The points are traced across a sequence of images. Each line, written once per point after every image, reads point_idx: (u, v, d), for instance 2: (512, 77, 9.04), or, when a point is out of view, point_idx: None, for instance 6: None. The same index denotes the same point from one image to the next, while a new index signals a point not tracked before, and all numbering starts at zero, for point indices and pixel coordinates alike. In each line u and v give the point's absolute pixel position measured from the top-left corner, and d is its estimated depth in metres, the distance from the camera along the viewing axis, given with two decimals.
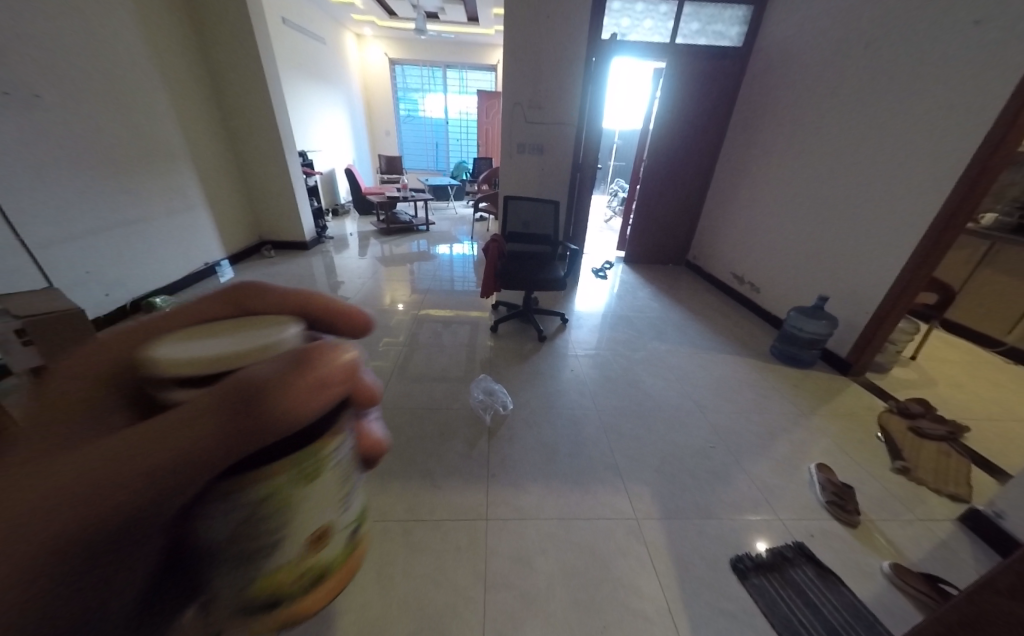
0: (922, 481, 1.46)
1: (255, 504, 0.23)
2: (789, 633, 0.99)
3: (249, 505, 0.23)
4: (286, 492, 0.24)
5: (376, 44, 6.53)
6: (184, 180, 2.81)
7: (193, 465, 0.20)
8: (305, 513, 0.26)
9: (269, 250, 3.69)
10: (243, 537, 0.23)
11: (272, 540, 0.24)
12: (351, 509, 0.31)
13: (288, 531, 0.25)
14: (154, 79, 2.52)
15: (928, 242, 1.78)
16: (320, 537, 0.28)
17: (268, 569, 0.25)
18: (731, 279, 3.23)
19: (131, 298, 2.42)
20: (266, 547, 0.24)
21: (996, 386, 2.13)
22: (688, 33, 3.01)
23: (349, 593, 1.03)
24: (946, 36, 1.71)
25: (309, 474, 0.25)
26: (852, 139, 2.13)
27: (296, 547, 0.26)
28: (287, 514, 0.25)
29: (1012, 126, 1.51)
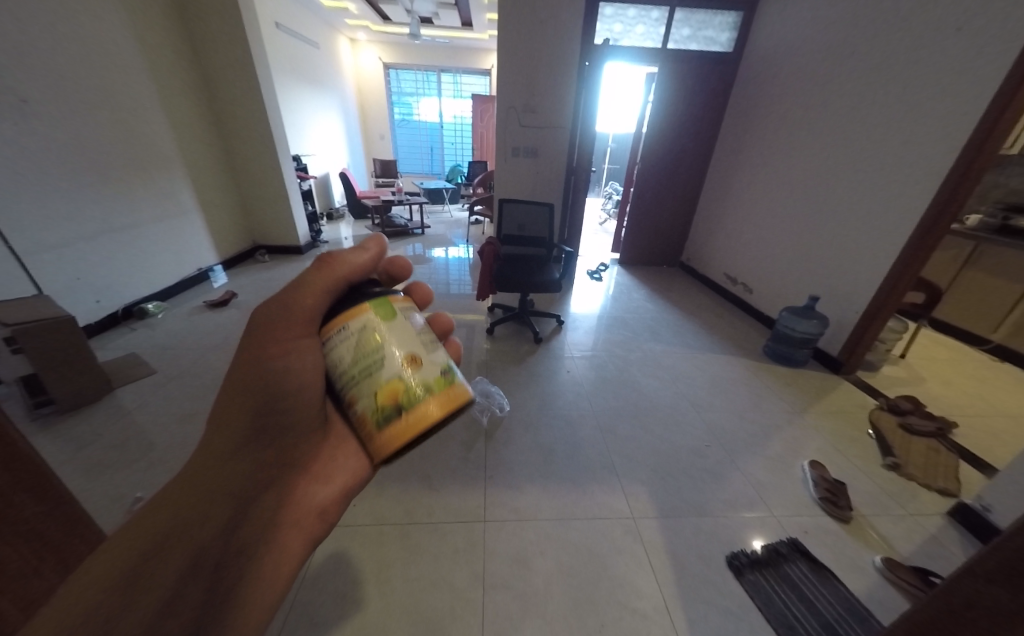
0: (912, 477, 1.49)
1: (356, 332, 0.51)
2: (784, 628, 1.00)
3: (352, 332, 0.52)
4: (369, 328, 0.52)
5: (370, 48, 6.55)
6: (177, 185, 2.80)
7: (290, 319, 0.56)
8: (388, 345, 0.51)
9: (263, 254, 3.67)
10: (358, 352, 0.51)
11: (374, 357, 0.50)
12: (432, 359, 0.53)
13: (380, 353, 0.51)
14: (145, 83, 2.50)
15: (915, 242, 1.81)
16: (406, 363, 0.51)
17: (381, 376, 0.49)
18: (724, 280, 3.26)
19: (123, 304, 2.40)
20: (373, 363, 0.50)
21: (984, 383, 2.17)
22: (679, 38, 3.06)
23: (346, 597, 1.03)
24: (927, 41, 1.76)
25: (381, 322, 0.52)
26: (840, 142, 2.18)
27: (391, 366, 0.50)
28: (376, 343, 0.51)
29: (993, 128, 1.54)
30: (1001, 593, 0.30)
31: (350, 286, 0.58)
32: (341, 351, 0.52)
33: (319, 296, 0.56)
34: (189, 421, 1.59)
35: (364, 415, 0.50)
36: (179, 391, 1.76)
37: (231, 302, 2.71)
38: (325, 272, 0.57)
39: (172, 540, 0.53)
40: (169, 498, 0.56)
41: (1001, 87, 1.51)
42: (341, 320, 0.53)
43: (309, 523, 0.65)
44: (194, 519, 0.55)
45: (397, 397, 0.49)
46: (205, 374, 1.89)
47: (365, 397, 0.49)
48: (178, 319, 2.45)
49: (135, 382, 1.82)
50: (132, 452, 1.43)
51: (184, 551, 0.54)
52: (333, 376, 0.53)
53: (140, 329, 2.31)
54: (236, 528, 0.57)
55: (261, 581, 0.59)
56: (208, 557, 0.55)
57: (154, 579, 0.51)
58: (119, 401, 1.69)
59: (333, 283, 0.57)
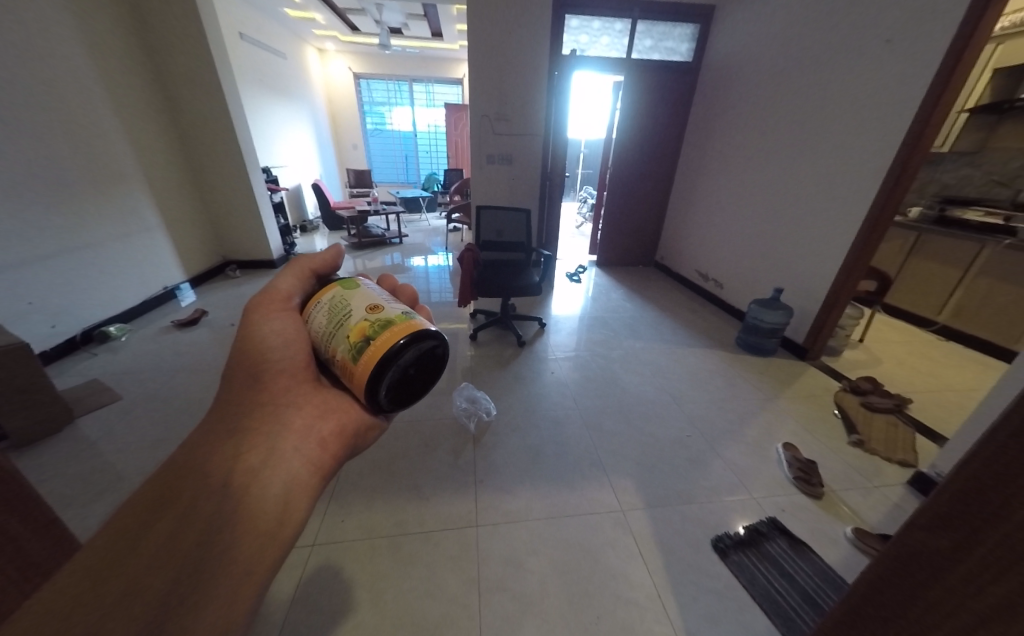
0: (875, 451, 1.60)
1: (327, 301, 0.62)
2: (768, 602, 1.05)
3: (325, 300, 0.63)
4: (337, 294, 0.62)
5: (339, 58, 6.48)
6: (138, 201, 2.68)
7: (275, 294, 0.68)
8: (353, 299, 0.60)
9: (234, 270, 3.54)
10: (332, 312, 0.60)
11: (343, 312, 0.59)
12: (394, 306, 0.60)
13: (348, 307, 0.59)
14: (99, 95, 2.39)
15: (863, 235, 1.96)
16: (370, 309, 0.58)
17: (351, 322, 0.57)
18: (696, 277, 3.40)
19: (81, 328, 2.26)
20: (343, 317, 0.59)
21: (933, 362, 2.35)
22: (642, 48, 3.20)
23: (338, 613, 1.01)
24: (864, 52, 1.91)
25: (346, 288, 0.62)
26: (794, 144, 2.33)
27: (357, 313, 0.58)
28: (344, 302, 0.61)
29: (924, 128, 1.69)
30: (941, 543, 0.32)
31: (319, 275, 0.72)
32: (319, 317, 0.62)
33: (287, 279, 0.69)
34: (162, 446, 1.52)
35: (344, 359, 0.56)
36: (149, 416, 1.68)
37: (201, 320, 2.61)
38: (294, 265, 0.71)
39: (175, 485, 0.52)
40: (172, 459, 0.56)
41: (928, 92, 1.66)
42: (318, 296, 0.65)
43: (314, 463, 0.61)
44: (195, 463, 0.55)
45: (364, 333, 0.55)
46: (177, 396, 1.81)
47: (341, 343, 0.57)
48: (143, 341, 2.33)
49: (99, 410, 1.72)
50: (100, 483, 1.35)
51: (189, 488, 0.52)
52: (317, 339, 0.62)
53: (102, 353, 2.18)
54: (237, 461, 0.56)
55: (273, 511, 0.54)
56: (209, 488, 0.52)
57: (160, 519, 0.49)
58: (82, 431, 1.59)
59: (304, 274, 0.71)
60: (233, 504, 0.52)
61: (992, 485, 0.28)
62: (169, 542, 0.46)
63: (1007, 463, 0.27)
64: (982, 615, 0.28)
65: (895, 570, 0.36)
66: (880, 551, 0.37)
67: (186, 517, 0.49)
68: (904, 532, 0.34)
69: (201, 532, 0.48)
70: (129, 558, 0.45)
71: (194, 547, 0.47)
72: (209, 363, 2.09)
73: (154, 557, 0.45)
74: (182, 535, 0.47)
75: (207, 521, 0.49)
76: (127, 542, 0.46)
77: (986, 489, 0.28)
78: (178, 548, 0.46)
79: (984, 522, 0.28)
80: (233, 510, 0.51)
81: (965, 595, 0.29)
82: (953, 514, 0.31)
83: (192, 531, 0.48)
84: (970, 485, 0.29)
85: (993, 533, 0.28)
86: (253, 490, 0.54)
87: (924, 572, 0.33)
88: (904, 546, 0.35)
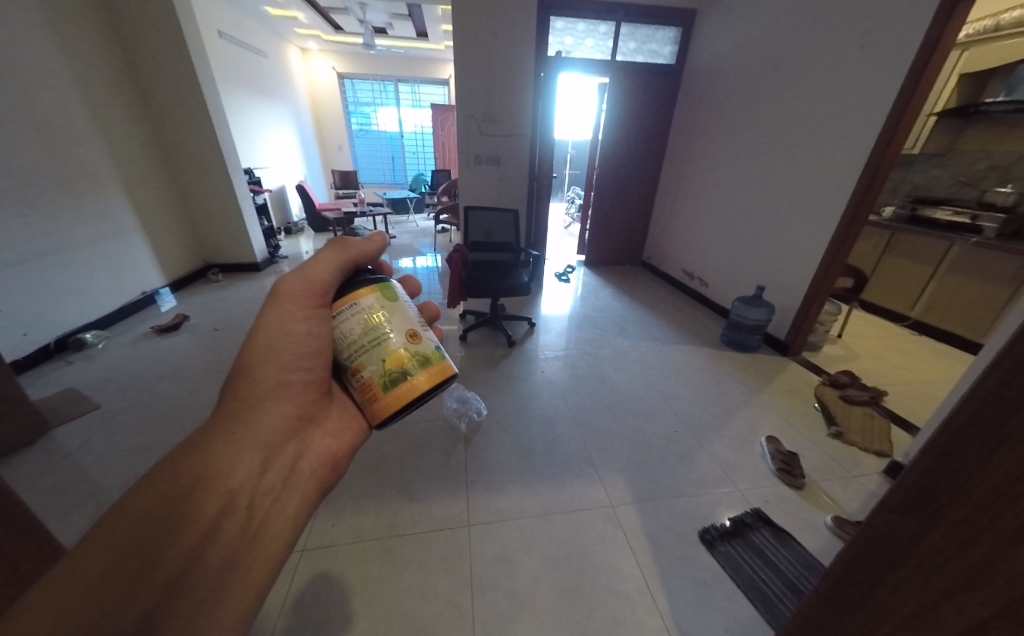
0: (853, 442, 1.66)
1: (366, 309, 0.59)
2: (753, 591, 1.08)
3: (363, 305, 0.59)
4: (377, 305, 0.60)
5: (322, 58, 6.39)
6: (115, 202, 2.59)
7: (314, 281, 0.63)
8: (394, 318, 0.59)
9: (216, 273, 3.46)
10: (368, 323, 0.58)
11: (382, 330, 0.58)
12: (428, 338, 0.62)
13: (387, 327, 0.58)
14: (72, 93, 2.31)
15: (840, 233, 2.03)
16: (409, 336, 0.59)
17: (389, 345, 0.58)
18: (682, 276, 3.46)
19: (56, 336, 2.18)
20: (380, 335, 0.58)
21: (906, 355, 2.45)
22: (626, 51, 3.25)
23: (329, 617, 1.00)
24: (838, 57, 1.98)
25: (387, 299, 0.61)
26: (773, 146, 2.40)
27: (397, 337, 0.58)
28: (382, 316, 0.59)
29: (895, 130, 1.76)
30: (907, 522, 0.33)
31: (357, 269, 0.67)
32: (351, 322, 0.58)
33: (333, 273, 0.64)
34: (143, 455, 1.48)
35: (373, 383, 0.57)
36: (128, 424, 1.63)
37: (183, 325, 2.54)
38: (339, 252, 0.66)
39: (197, 491, 0.50)
40: (186, 458, 0.52)
41: (897, 96, 1.73)
42: (352, 294, 0.60)
43: (321, 481, 0.65)
44: (221, 471, 0.53)
45: (402, 365, 0.57)
46: (158, 403, 1.76)
47: (373, 364, 0.57)
48: (122, 347, 2.26)
49: (76, 419, 1.66)
50: (78, 494, 1.31)
51: (213, 498, 0.51)
52: (341, 344, 0.59)
53: (77, 361, 2.11)
54: (260, 475, 0.57)
55: (286, 529, 0.57)
56: (235, 503, 0.53)
57: (182, 530, 0.48)
58: (57, 441, 1.53)
59: (345, 265, 0.66)
60: (255, 523, 0.54)
61: (957, 464, 0.29)
62: (197, 559, 0.47)
63: (972, 445, 0.28)
64: (950, 586, 0.30)
65: (867, 550, 0.37)
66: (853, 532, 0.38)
67: (212, 534, 0.50)
68: (874, 512, 0.36)
69: (227, 552, 0.50)
70: (152, 573, 0.44)
71: (221, 566, 0.49)
72: (192, 369, 2.04)
73: (180, 574, 0.46)
74: (208, 553, 0.49)
75: (230, 541, 0.51)
76: (146, 555, 0.44)
77: (954, 469, 0.29)
78: (204, 565, 0.48)
79: (950, 499, 0.30)
80: (254, 529, 0.54)
81: (933, 568, 0.31)
82: (919, 494, 0.32)
83: (217, 550, 0.50)
84: (935, 465, 0.31)
85: (958, 510, 0.29)
86: (271, 508, 0.57)
87: (894, 555, 0.34)
88: (875, 528, 0.36)
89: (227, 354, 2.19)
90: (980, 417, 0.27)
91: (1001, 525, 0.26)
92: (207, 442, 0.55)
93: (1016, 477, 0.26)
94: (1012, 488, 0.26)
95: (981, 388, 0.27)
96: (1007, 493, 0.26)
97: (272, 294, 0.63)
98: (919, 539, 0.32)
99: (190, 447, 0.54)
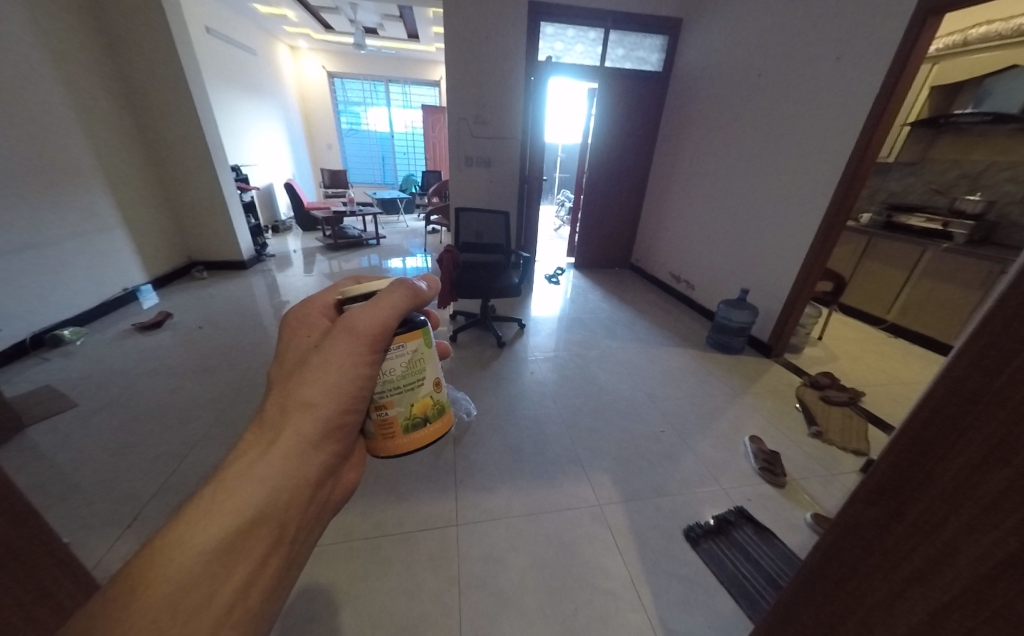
0: (832, 442, 1.71)
1: (411, 353, 0.61)
2: (735, 586, 1.11)
3: (407, 349, 0.60)
4: (418, 351, 0.61)
5: (312, 56, 6.33)
6: (96, 198, 2.53)
7: (385, 319, 0.60)
8: (428, 367, 0.63)
9: (200, 271, 3.39)
10: (409, 367, 0.61)
11: (417, 376, 0.62)
12: (448, 385, 0.69)
13: (422, 374, 0.63)
14: (52, 85, 2.24)
15: (819, 238, 2.09)
16: (436, 385, 0.65)
17: (419, 392, 0.63)
18: (669, 279, 3.52)
19: (32, 331, 2.12)
20: (416, 381, 0.62)
21: (882, 357, 2.54)
22: (615, 57, 3.31)
23: (315, 617, 0.99)
24: (817, 69, 2.06)
25: (427, 346, 0.63)
26: (757, 153, 2.47)
27: (427, 385, 0.63)
28: (422, 361, 0.63)
29: (871, 140, 1.83)
30: (876, 511, 0.35)
31: (421, 313, 0.65)
32: (391, 363, 0.60)
33: (401, 316, 0.62)
34: (124, 454, 1.44)
35: (396, 424, 0.62)
36: (107, 423, 1.59)
37: (166, 323, 2.48)
38: (409, 295, 0.64)
39: (252, 530, 0.48)
40: (242, 491, 0.49)
41: (873, 106, 1.80)
42: (401, 334, 0.60)
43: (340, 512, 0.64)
44: (275, 508, 0.51)
45: (425, 412, 0.63)
46: (139, 402, 1.72)
47: (402, 406, 0.61)
48: (101, 344, 2.19)
49: (52, 417, 1.61)
50: (54, 493, 1.27)
51: (265, 537, 0.49)
52: (378, 382, 0.60)
53: (54, 358, 2.04)
54: (304, 511, 0.55)
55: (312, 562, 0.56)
56: (282, 540, 0.51)
57: (232, 568, 0.46)
58: (32, 439, 1.49)
59: (410, 307, 0.64)
60: (292, 557, 0.53)
61: (921, 455, 0.31)
62: (244, 596, 0.46)
63: (935, 435, 0.30)
64: (919, 569, 0.32)
65: (840, 541, 0.39)
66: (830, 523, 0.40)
67: (259, 571, 0.48)
68: (847, 503, 0.37)
69: (268, 589, 0.48)
70: (203, 612, 0.42)
71: (261, 605, 0.47)
72: (174, 368, 1.99)
73: (228, 613, 0.44)
74: (253, 589, 0.47)
75: (272, 577, 0.49)
76: (199, 596, 0.43)
77: (921, 461, 0.31)
78: (248, 604, 0.46)
79: (915, 489, 0.31)
80: (290, 563, 0.52)
81: (902, 555, 0.33)
82: (887, 485, 0.34)
83: (261, 586, 0.48)
84: (903, 455, 0.32)
85: (922, 499, 0.31)
86: (305, 541, 0.55)
87: (865, 544, 0.36)
88: (847, 518, 0.38)
89: (211, 352, 2.15)
90: (943, 409, 0.29)
91: (972, 513, 0.27)
92: (263, 476, 0.51)
93: (974, 467, 0.27)
94: (971, 477, 0.27)
95: (942, 379, 0.29)
96: (967, 481, 0.28)
97: (340, 324, 0.59)
98: (888, 526, 0.34)
99: (243, 477, 0.50)
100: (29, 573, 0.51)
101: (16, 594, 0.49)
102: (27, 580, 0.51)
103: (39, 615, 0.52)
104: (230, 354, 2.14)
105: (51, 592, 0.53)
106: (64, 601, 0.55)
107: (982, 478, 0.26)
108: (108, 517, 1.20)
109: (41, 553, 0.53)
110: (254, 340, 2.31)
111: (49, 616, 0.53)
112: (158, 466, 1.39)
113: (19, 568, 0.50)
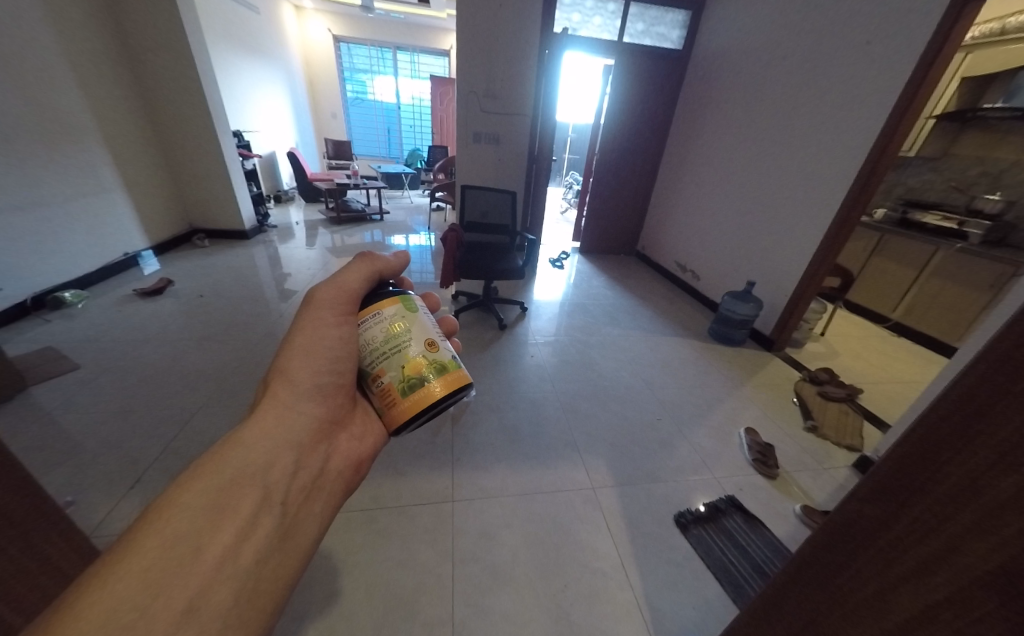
0: (827, 436, 1.72)
1: (390, 319, 0.60)
2: (721, 571, 1.13)
3: (385, 314, 0.60)
4: (398, 314, 0.60)
5: (317, 18, 6.07)
6: (95, 158, 2.47)
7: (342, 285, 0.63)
8: (413, 327, 0.60)
9: (201, 239, 3.35)
10: (391, 331, 0.59)
11: (402, 337, 0.59)
12: (446, 346, 0.63)
13: (407, 334, 0.59)
14: (48, 37, 2.15)
15: (832, 232, 2.05)
16: (428, 345, 0.60)
17: (409, 352, 0.58)
18: (674, 268, 3.48)
19: (32, 293, 2.11)
20: (402, 343, 0.59)
21: (884, 356, 2.53)
22: (634, 32, 3.16)
23: (313, 582, 1.03)
24: (846, 54, 1.95)
25: (407, 310, 0.61)
26: (776, 141, 2.38)
27: (417, 345, 0.59)
28: (404, 325, 0.60)
29: (894, 133, 1.76)
30: (874, 510, 0.34)
31: (384, 282, 0.68)
32: (372, 330, 0.59)
33: (366, 284, 0.65)
34: (125, 418, 1.46)
35: (393, 390, 0.57)
36: (109, 387, 1.60)
37: (166, 290, 2.47)
38: (368, 263, 0.67)
39: (235, 489, 0.49)
40: (225, 454, 0.51)
41: (899, 98, 1.72)
42: (374, 303, 0.61)
43: (348, 484, 0.63)
44: (258, 468, 0.52)
45: (420, 372, 0.58)
46: (141, 366, 1.73)
47: (393, 371, 0.57)
48: (101, 308, 2.19)
49: (55, 378, 1.62)
50: (57, 454, 1.29)
51: (250, 496, 0.50)
52: (364, 351, 0.60)
53: (54, 320, 2.04)
54: (294, 475, 0.55)
55: (315, 529, 0.56)
56: (271, 500, 0.51)
57: (219, 524, 0.46)
58: (35, 399, 1.51)
59: (374, 275, 0.67)
60: (288, 520, 0.52)
61: (926, 459, 0.30)
62: (234, 554, 0.46)
63: (945, 438, 0.28)
64: (912, 567, 0.31)
65: (834, 535, 0.38)
66: (822, 519, 0.39)
67: (248, 529, 0.48)
68: (843, 498, 0.36)
69: (262, 548, 0.48)
70: (191, 565, 0.43)
71: (254, 565, 0.47)
72: (175, 335, 2.00)
73: (218, 569, 0.44)
74: (244, 549, 0.47)
75: (265, 537, 0.49)
76: (185, 550, 0.43)
77: (927, 460, 0.29)
78: (240, 563, 0.46)
79: (917, 489, 0.30)
80: (287, 526, 0.52)
81: (897, 553, 0.32)
82: (886, 485, 0.33)
83: (253, 545, 0.48)
84: (907, 458, 0.31)
85: (924, 501, 0.30)
86: (302, 507, 0.55)
87: (862, 541, 0.35)
88: (843, 514, 0.37)
89: (212, 321, 2.15)
90: (959, 409, 0.27)
91: (983, 518, 0.26)
92: (245, 440, 0.53)
93: (984, 469, 0.26)
94: (982, 478, 0.26)
95: (968, 375, 0.27)
96: (974, 482, 0.26)
97: (306, 301, 0.63)
98: (888, 524, 0.33)
99: (226, 444, 0.52)
100: (25, 535, 0.52)
101: (13, 556, 0.50)
102: (21, 544, 0.51)
103: (35, 577, 0.52)
104: (232, 324, 2.14)
105: (45, 555, 0.54)
106: (59, 562, 0.56)
107: (990, 483, 0.25)
108: (112, 479, 1.22)
109: (37, 519, 0.53)
110: (256, 311, 2.31)
111: (45, 575, 0.54)
112: (159, 431, 1.41)
113: (14, 531, 0.50)
